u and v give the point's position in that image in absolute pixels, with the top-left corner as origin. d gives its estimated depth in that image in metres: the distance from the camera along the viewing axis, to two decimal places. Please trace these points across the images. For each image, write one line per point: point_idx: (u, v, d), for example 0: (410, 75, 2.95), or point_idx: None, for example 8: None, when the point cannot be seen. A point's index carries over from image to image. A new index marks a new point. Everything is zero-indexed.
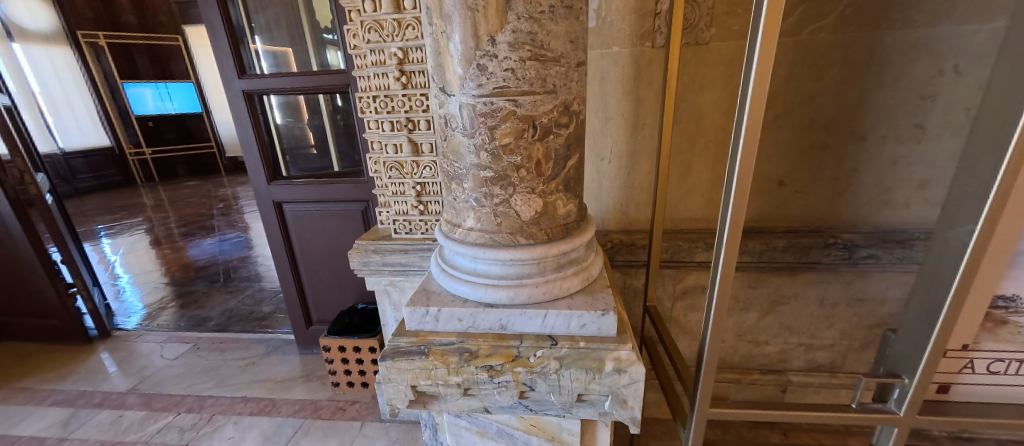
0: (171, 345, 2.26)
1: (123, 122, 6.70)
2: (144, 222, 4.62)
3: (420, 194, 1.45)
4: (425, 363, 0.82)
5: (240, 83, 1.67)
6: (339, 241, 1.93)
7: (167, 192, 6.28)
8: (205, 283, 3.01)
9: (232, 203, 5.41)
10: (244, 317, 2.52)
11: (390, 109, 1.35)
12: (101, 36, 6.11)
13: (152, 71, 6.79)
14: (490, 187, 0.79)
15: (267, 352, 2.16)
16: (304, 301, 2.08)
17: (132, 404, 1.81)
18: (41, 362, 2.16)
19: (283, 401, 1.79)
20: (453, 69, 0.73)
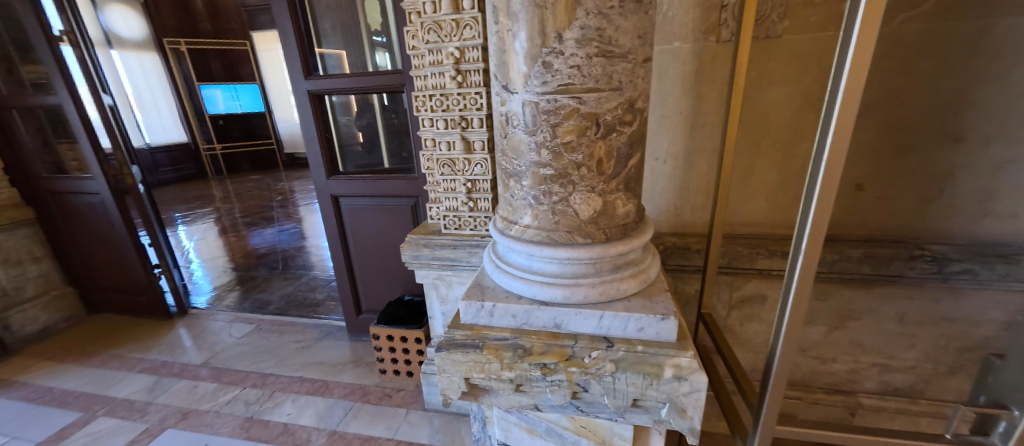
0: (237, 325, 2.46)
1: (198, 120, 7.39)
2: (213, 212, 5.07)
3: (470, 191, 1.47)
4: (479, 357, 0.84)
5: (307, 84, 1.78)
6: (390, 235, 2.01)
7: (233, 185, 6.83)
8: (266, 269, 3.26)
9: (289, 196, 5.80)
10: (300, 302, 2.70)
11: (445, 108, 1.38)
12: (183, 42, 6.84)
13: (223, 74, 7.45)
14: (550, 184, 0.79)
15: (320, 337, 2.30)
16: (355, 291, 2.19)
17: (205, 377, 1.99)
18: (131, 334, 2.44)
19: (335, 384, 1.90)
20: (518, 67, 0.74)
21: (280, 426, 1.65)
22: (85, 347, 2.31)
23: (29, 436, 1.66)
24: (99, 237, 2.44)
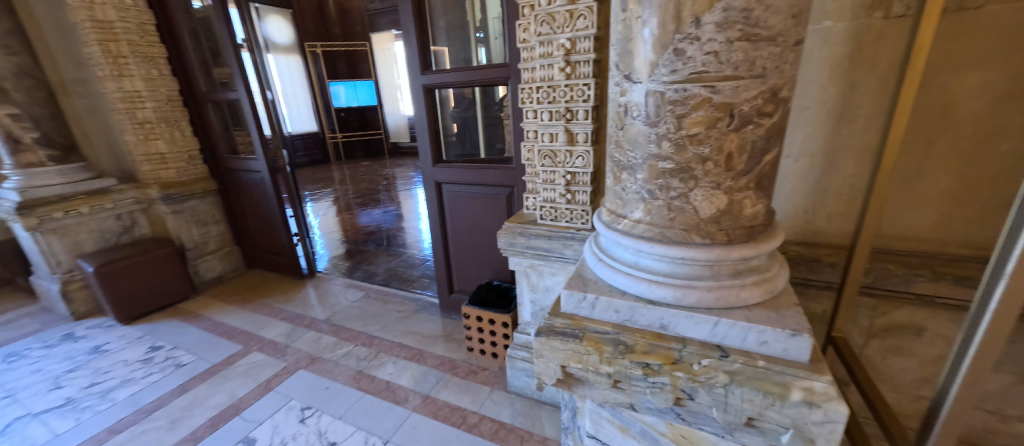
0: (351, 291, 2.83)
1: (326, 113, 8.57)
2: (333, 192, 5.88)
3: (569, 184, 1.47)
4: (577, 347, 0.85)
5: (423, 78, 1.94)
6: (485, 222, 2.11)
7: (350, 169, 7.81)
8: (374, 244, 3.68)
9: (393, 181, 6.45)
10: (400, 277, 3.00)
11: (551, 100, 1.40)
12: (318, 45, 8.00)
13: (347, 72, 8.62)
14: (668, 179, 0.75)
15: (417, 310, 2.53)
16: (450, 271, 2.35)
17: (326, 331, 2.34)
18: (275, 288, 2.96)
19: (429, 354, 2.07)
20: (644, 55, 0.71)
21: (384, 383, 1.86)
22: (244, 295, 2.87)
23: (209, 358, 2.13)
24: (258, 207, 3.00)
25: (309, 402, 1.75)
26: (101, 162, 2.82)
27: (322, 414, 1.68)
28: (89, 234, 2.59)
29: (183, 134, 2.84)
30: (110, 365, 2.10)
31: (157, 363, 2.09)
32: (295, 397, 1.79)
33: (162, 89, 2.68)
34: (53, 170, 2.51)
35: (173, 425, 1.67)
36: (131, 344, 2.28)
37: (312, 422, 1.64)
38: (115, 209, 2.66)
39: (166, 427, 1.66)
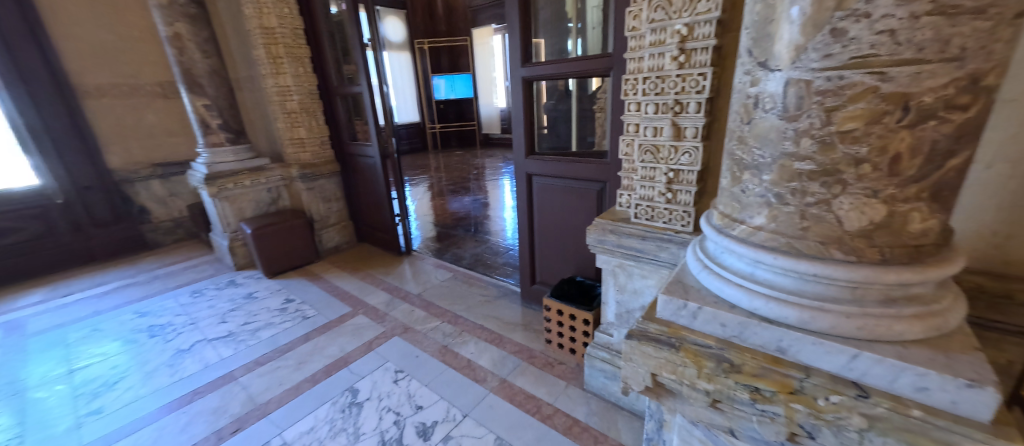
0: (441, 271, 3.04)
1: (428, 105, 9.26)
2: (429, 178, 6.35)
3: (671, 182, 1.36)
4: (671, 357, 0.82)
5: (523, 71, 1.95)
6: (573, 216, 2.07)
7: (444, 158, 8.33)
8: (462, 230, 3.89)
9: (482, 171, 6.72)
10: (485, 262, 3.12)
11: (658, 91, 1.29)
12: (426, 42, 8.67)
13: (448, 66, 9.16)
14: (805, 182, 0.68)
15: (499, 296, 2.61)
16: (533, 263, 2.37)
17: (418, 305, 2.55)
18: (378, 261, 3.32)
19: (509, 340, 2.13)
20: (786, 38, 0.65)
21: (466, 360, 1.97)
22: (353, 264, 3.27)
23: (327, 314, 2.48)
24: (369, 188, 3.39)
25: (401, 366, 1.94)
26: (260, 144, 3.44)
27: (412, 379, 1.85)
28: (249, 202, 3.20)
29: (318, 122, 3.31)
30: (257, 309, 2.58)
31: (289, 313, 2.51)
32: (391, 360, 1.99)
33: (305, 84, 3.15)
34: (229, 150, 3.15)
35: (297, 366, 1.98)
36: (271, 295, 2.77)
37: (403, 384, 1.81)
38: (267, 183, 3.24)
39: (292, 367, 1.98)
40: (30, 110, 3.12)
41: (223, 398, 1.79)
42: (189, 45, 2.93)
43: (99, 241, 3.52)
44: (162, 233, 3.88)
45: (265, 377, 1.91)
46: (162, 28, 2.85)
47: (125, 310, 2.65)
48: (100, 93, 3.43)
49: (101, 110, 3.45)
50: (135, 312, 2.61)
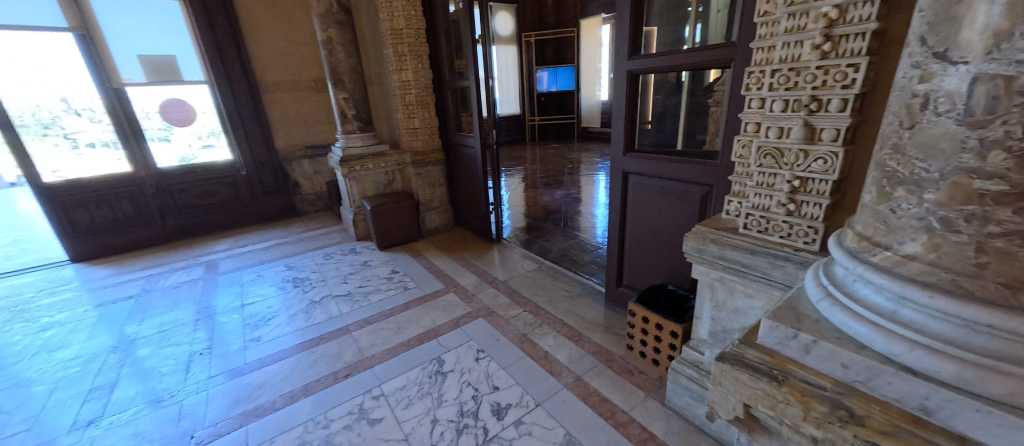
0: (527, 261, 3.11)
1: (529, 97, 9.42)
2: (523, 170, 6.49)
3: (795, 192, 1.16)
4: (770, 390, 0.74)
5: (628, 64, 1.85)
6: (671, 220, 1.93)
7: (540, 150, 8.41)
8: (552, 223, 3.91)
9: (577, 165, 6.62)
10: (571, 258, 3.10)
11: (790, 86, 1.11)
12: (533, 35, 8.78)
13: (553, 58, 9.16)
14: (989, 206, 0.56)
15: (582, 293, 2.57)
16: (621, 264, 2.28)
17: (503, 291, 2.66)
18: (470, 246, 3.54)
19: (588, 339, 2.10)
20: (980, 22, 0.53)
21: (543, 352, 2.00)
22: (449, 246, 3.55)
23: (424, 288, 2.76)
24: (469, 176, 3.62)
25: (483, 346, 2.06)
26: (383, 132, 3.92)
27: (491, 360, 1.95)
28: (371, 183, 3.68)
29: (430, 114, 3.62)
30: (370, 276, 2.98)
31: (394, 283, 2.85)
32: (474, 340, 2.12)
33: (423, 79, 3.47)
34: (359, 137, 3.64)
35: (396, 331, 2.24)
36: (381, 265, 3.17)
37: (483, 364, 1.93)
38: (385, 167, 3.68)
39: (392, 330, 2.25)
40: (229, 100, 4.02)
41: (339, 347, 2.12)
42: (337, 46, 3.44)
43: (264, 206, 4.44)
44: (305, 204, 4.70)
45: (371, 335, 2.21)
46: (320, 33, 3.40)
47: (278, 263, 3.29)
48: (273, 87, 4.26)
49: (273, 101, 4.28)
50: (284, 266, 3.23)
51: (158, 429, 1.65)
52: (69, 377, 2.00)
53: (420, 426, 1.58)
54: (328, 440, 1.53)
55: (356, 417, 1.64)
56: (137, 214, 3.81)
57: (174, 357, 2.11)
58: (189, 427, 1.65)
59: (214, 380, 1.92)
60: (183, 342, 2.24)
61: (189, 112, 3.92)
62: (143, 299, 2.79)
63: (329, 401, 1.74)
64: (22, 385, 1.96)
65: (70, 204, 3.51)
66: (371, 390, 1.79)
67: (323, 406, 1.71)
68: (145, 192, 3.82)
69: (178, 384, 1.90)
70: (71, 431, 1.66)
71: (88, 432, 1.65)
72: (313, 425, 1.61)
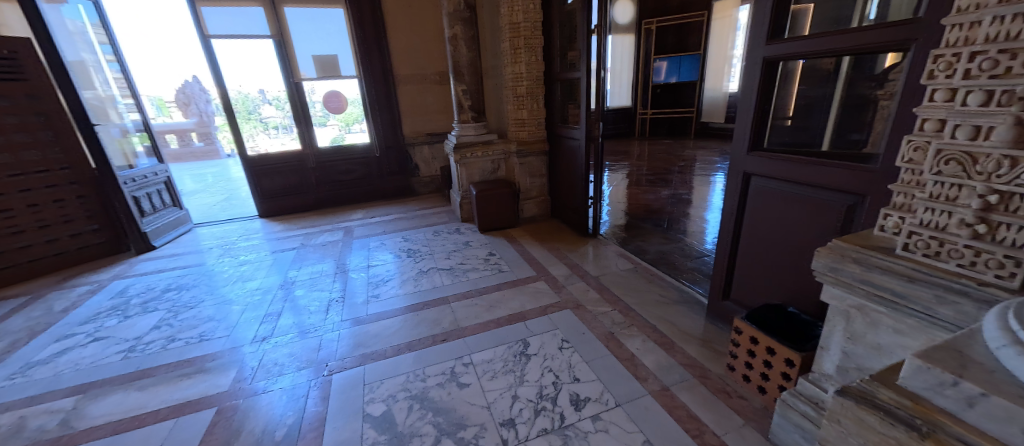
0: (621, 260, 2.99)
1: (643, 89, 8.90)
2: (628, 166, 6.20)
3: (987, 210, 0.85)
4: (907, 440, 0.63)
5: (765, 49, 1.58)
6: (799, 234, 1.60)
7: (649, 146, 7.91)
8: (653, 223, 3.68)
9: (689, 164, 6.05)
10: (671, 262, 2.87)
11: (996, 72, 0.82)
12: (655, 21, 8.24)
13: (674, 46, 8.46)
14: None
15: (679, 300, 2.37)
16: (731, 278, 1.99)
17: (593, 286, 2.62)
18: (564, 238, 3.55)
19: (682, 349, 1.93)
20: None
21: (629, 353, 1.93)
22: (543, 236, 3.61)
23: (517, 273, 2.88)
24: (570, 169, 3.62)
25: (567, 337, 2.08)
26: (493, 122, 4.15)
27: (574, 351, 1.97)
28: (478, 170, 3.93)
29: (539, 105, 3.71)
30: (470, 255, 3.23)
31: (489, 264, 3.04)
32: (560, 329, 2.15)
33: (534, 71, 3.56)
34: (472, 126, 3.92)
35: (488, 308, 2.41)
36: (480, 246, 3.40)
37: (566, 353, 1.95)
38: (492, 155, 3.90)
39: (484, 307, 2.42)
40: (371, 92, 4.70)
41: (439, 314, 2.37)
42: (461, 42, 3.74)
43: (389, 184, 5.11)
44: (421, 185, 5.26)
45: (466, 308, 2.42)
46: (448, 29, 3.72)
47: (396, 235, 3.78)
48: (405, 80, 4.83)
49: (404, 93, 4.86)
50: (401, 238, 3.69)
51: (306, 353, 2.07)
52: (252, 303, 2.64)
53: (502, 398, 1.69)
54: (423, 392, 1.75)
55: (448, 377, 1.83)
56: (300, 184, 4.74)
57: (319, 300, 2.62)
58: (326, 357, 2.04)
59: (344, 323, 2.33)
60: (325, 289, 2.76)
61: (341, 101, 4.70)
62: (301, 252, 3.49)
63: (427, 359, 1.97)
64: (226, 303, 2.66)
65: (260, 172, 4.53)
66: (462, 357, 1.97)
67: (422, 362, 1.94)
68: (307, 167, 4.72)
69: (321, 322, 2.36)
70: (252, 343, 2.20)
71: (262, 345, 2.16)
72: (413, 377, 1.85)
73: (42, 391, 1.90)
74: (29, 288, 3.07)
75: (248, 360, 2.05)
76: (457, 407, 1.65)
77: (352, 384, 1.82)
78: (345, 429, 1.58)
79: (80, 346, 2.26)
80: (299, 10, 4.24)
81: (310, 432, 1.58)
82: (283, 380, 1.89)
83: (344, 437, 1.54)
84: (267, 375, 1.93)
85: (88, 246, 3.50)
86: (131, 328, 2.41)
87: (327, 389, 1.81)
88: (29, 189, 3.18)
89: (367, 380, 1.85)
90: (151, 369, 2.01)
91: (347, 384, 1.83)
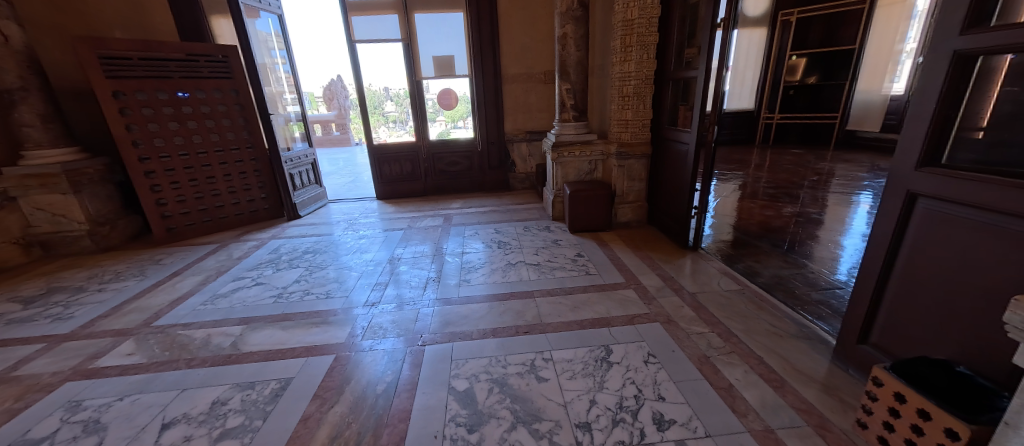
0: (726, 279, 2.70)
1: (772, 90, 7.84)
2: (743, 177, 5.54)
3: None
4: None
5: (958, 40, 1.24)
6: (986, 274, 1.25)
7: (772, 155, 6.94)
8: (769, 243, 3.23)
9: (824, 179, 5.16)
10: (790, 289, 2.49)
11: None
12: (796, 12, 7.14)
13: (818, 41, 7.26)
14: None
15: (796, 334, 2.04)
16: (874, 317, 1.63)
17: (688, 303, 2.41)
18: (660, 247, 3.33)
19: (796, 389, 1.66)
20: None
21: (727, 381, 1.73)
22: (637, 243, 3.43)
23: (605, 277, 2.81)
24: (675, 174, 3.37)
25: (655, 352, 1.96)
26: (595, 122, 4.08)
27: (661, 367, 1.85)
28: (574, 169, 3.90)
29: (646, 106, 3.53)
30: (558, 254, 3.24)
31: (577, 265, 3.01)
32: (647, 342, 2.04)
33: (645, 70, 3.40)
34: (572, 125, 3.91)
35: (572, 308, 2.40)
36: (569, 246, 3.39)
37: (652, 368, 1.84)
38: (590, 156, 3.84)
39: (568, 307, 2.41)
40: (480, 90, 5.00)
41: (524, 306, 2.44)
42: (570, 41, 3.74)
43: (487, 178, 5.40)
44: (516, 181, 5.44)
45: (551, 305, 2.44)
46: (558, 28, 3.75)
47: (490, 226, 3.99)
48: (511, 79, 5.02)
49: (509, 91, 5.06)
50: (494, 230, 3.88)
51: (404, 323, 2.32)
52: (366, 271, 3.05)
53: (579, 400, 1.67)
54: (503, 378, 1.82)
55: (527, 369, 1.88)
56: (412, 172, 5.29)
57: (418, 277, 2.90)
58: (420, 329, 2.26)
59: (437, 301, 2.54)
60: (424, 269, 3.04)
61: (452, 99, 5.08)
62: (407, 233, 3.90)
63: (509, 347, 2.04)
64: (347, 269, 3.11)
65: (381, 160, 5.16)
66: (543, 352, 2.00)
67: (505, 350, 2.03)
68: (419, 157, 5.24)
69: (418, 297, 2.62)
70: (364, 306, 2.54)
71: (371, 309, 2.49)
72: (495, 362, 1.94)
73: (222, 318, 2.47)
74: (219, 238, 3.99)
75: (360, 320, 2.38)
76: (533, 399, 1.69)
77: (441, 357, 1.99)
78: (433, 396, 1.73)
79: (248, 287, 2.88)
80: (427, 16, 4.68)
81: (403, 392, 1.76)
82: (385, 343, 2.15)
83: (431, 403, 1.69)
84: (373, 336, 2.21)
85: (257, 210, 4.44)
86: (281, 279, 2.98)
87: (419, 357, 2.00)
88: (226, 162, 4.14)
89: (454, 356, 1.99)
90: (291, 314, 2.47)
91: (436, 357, 2.00)
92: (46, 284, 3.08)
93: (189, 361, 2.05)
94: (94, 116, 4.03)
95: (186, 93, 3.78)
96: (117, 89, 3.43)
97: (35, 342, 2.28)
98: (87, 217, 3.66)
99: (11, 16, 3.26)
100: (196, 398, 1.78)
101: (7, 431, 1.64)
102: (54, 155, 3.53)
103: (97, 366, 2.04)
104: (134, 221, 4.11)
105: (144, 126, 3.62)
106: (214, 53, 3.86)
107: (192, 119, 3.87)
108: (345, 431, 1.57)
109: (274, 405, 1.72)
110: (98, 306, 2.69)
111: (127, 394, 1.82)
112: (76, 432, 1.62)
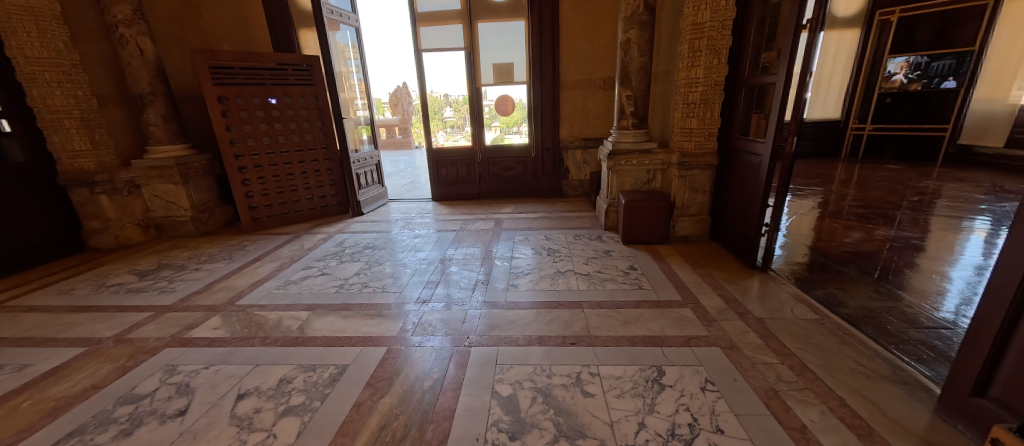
0: (802, 307, 2.43)
1: (864, 97, 7.02)
2: (825, 193, 4.98)
3: None
4: None
5: None
6: None
7: (861, 171, 6.18)
8: (857, 270, 2.86)
9: (930, 200, 4.46)
10: (882, 325, 2.17)
11: None
12: (898, 11, 6.36)
13: (927, 43, 6.37)
14: None
15: (888, 377, 1.77)
16: (995, 368, 1.37)
17: (755, 329, 2.20)
18: (722, 266, 3.09)
19: (888, 442, 1.44)
20: None
21: (799, 421, 1.55)
22: (698, 260, 3.22)
23: (659, 293, 2.66)
24: (745, 187, 3.11)
25: (714, 379, 1.81)
26: (655, 130, 3.91)
27: (720, 397, 1.70)
28: (631, 178, 3.77)
29: (712, 114, 3.32)
30: (609, 265, 3.14)
31: (629, 278, 2.89)
32: (705, 368, 1.89)
33: (714, 76, 3.19)
34: (631, 133, 3.79)
35: (623, 323, 2.30)
36: (621, 258, 3.27)
37: (709, 396, 1.71)
38: (649, 165, 3.69)
39: (619, 321, 2.32)
40: (537, 96, 5.02)
41: (572, 317, 2.38)
42: (634, 46, 3.62)
43: (541, 184, 5.40)
44: (570, 188, 5.37)
45: (600, 317, 2.37)
46: (622, 35, 3.66)
47: (539, 232, 3.97)
48: (570, 86, 5.00)
49: (567, 97, 5.03)
50: (544, 236, 3.85)
51: (452, 322, 2.38)
52: (419, 268, 3.18)
53: (627, 421, 1.59)
54: (548, 388, 1.79)
55: (573, 381, 1.83)
56: (467, 175, 5.43)
57: (467, 279, 2.96)
58: (467, 330, 2.29)
59: (485, 304, 2.57)
60: (474, 270, 3.10)
61: (508, 105, 5.15)
62: (459, 234, 4.00)
63: (556, 357, 2.01)
64: (402, 265, 3.26)
65: (440, 163, 5.37)
66: (590, 366, 1.93)
67: (550, 359, 1.99)
68: (474, 162, 5.38)
69: (466, 297, 2.67)
70: (415, 302, 2.64)
71: (421, 307, 2.58)
72: (540, 370, 1.91)
73: (293, 302, 2.70)
74: (294, 229, 4.39)
75: (412, 316, 2.48)
76: (578, 414, 1.63)
77: (486, 360, 2.00)
78: (477, 398, 1.74)
79: (315, 275, 3.13)
80: (490, 25, 4.80)
81: (448, 391, 1.80)
82: (433, 340, 2.21)
83: (474, 405, 1.71)
84: (422, 332, 2.29)
85: (327, 205, 4.83)
86: (344, 270, 3.20)
87: (465, 358, 2.03)
88: (303, 161, 4.55)
89: (498, 360, 2.00)
90: (351, 304, 2.63)
91: (481, 359, 2.02)
92: (158, 261, 3.57)
93: (263, 340, 2.26)
94: (201, 118, 4.66)
95: (275, 98, 4.22)
96: (221, 94, 3.90)
97: (145, 310, 2.66)
98: (191, 205, 4.21)
99: (146, 32, 3.90)
100: (267, 374, 1.96)
101: (119, 385, 1.91)
102: (171, 150, 4.12)
103: (190, 336, 2.32)
104: (227, 211, 4.66)
105: (241, 127, 4.08)
106: (299, 62, 4.26)
107: (279, 121, 4.30)
108: (392, 423, 1.62)
109: (331, 389, 1.83)
110: (193, 283, 3.08)
111: (213, 364, 2.05)
112: (170, 393, 1.85)
